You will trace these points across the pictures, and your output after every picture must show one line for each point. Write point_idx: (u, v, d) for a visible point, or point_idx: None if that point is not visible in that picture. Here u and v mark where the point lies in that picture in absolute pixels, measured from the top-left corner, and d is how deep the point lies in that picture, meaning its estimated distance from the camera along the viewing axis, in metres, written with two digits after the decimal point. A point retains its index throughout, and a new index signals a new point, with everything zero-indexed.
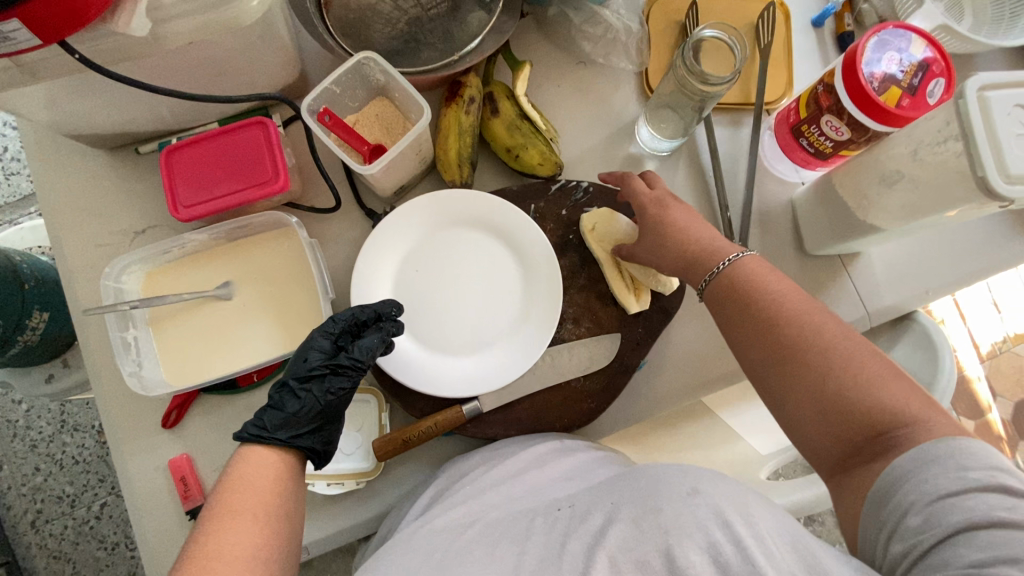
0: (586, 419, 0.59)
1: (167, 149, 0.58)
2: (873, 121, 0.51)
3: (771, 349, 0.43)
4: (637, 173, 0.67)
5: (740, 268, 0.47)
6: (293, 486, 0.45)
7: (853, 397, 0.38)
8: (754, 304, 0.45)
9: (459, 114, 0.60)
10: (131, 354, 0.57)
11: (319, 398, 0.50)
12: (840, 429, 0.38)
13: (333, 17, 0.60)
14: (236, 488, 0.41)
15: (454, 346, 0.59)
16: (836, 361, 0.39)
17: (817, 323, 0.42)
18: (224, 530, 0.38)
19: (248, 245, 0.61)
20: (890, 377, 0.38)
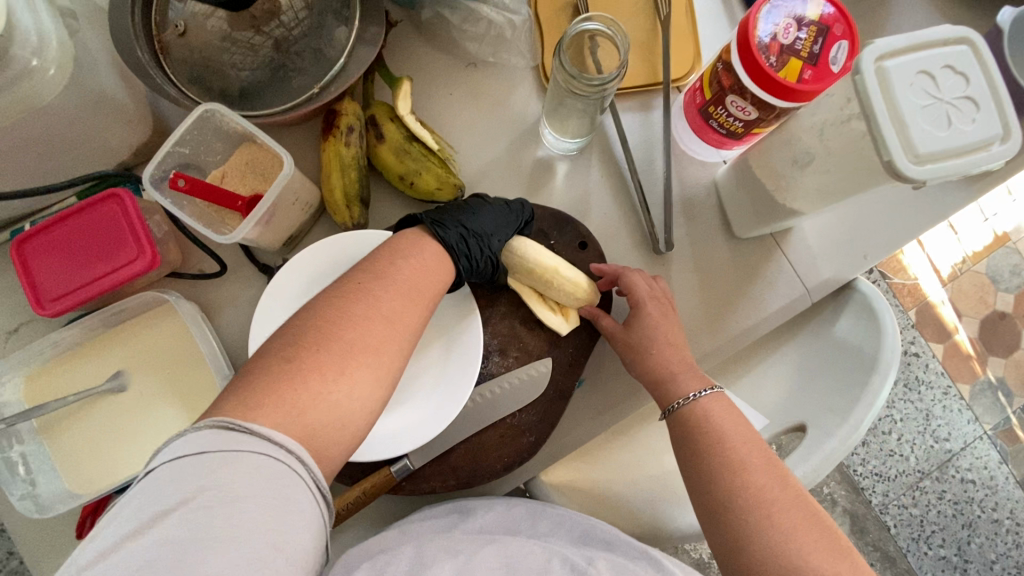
0: (527, 454, 0.55)
1: (17, 240, 0.52)
2: (776, 99, 0.46)
3: (729, 499, 0.44)
4: (549, 177, 0.62)
5: (709, 413, 0.48)
6: (436, 286, 0.45)
7: (805, 564, 0.40)
8: (720, 454, 0.46)
9: (338, 147, 0.54)
10: (20, 474, 0.52)
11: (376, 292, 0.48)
12: None
13: (175, 65, 0.53)
14: (391, 267, 0.43)
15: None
16: (791, 538, 0.41)
17: (778, 494, 0.43)
18: (355, 311, 0.39)
19: (131, 330, 0.55)
20: (833, 556, 0.41)
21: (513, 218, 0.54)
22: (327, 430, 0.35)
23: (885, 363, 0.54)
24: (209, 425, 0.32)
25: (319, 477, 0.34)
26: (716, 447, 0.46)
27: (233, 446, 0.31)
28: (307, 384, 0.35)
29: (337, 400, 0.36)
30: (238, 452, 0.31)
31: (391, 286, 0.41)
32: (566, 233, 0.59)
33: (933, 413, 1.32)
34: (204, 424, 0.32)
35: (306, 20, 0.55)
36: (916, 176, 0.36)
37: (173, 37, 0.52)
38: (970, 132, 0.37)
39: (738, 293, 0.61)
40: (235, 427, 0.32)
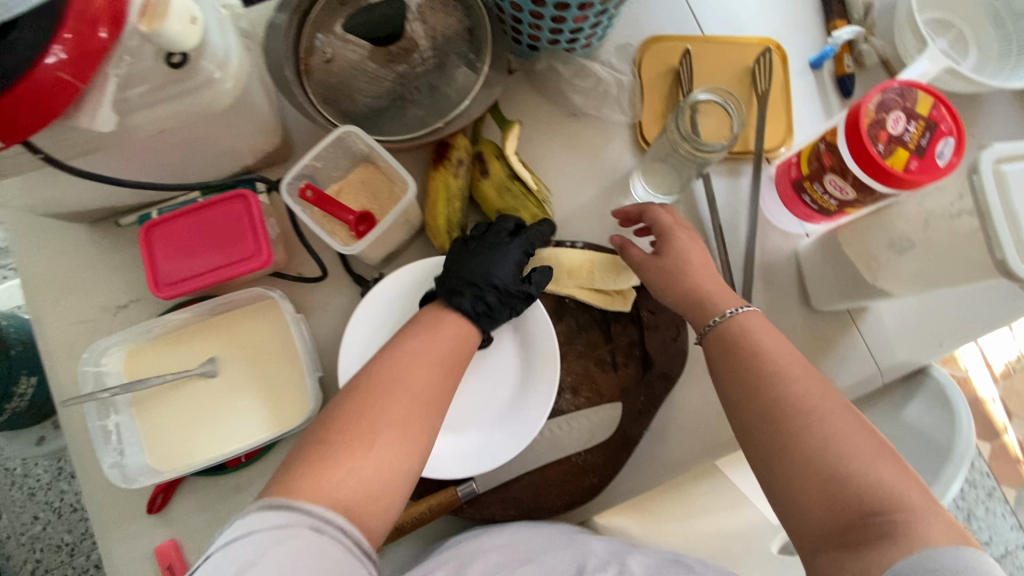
0: (588, 495, 0.56)
1: (148, 224, 0.57)
2: (878, 183, 0.48)
3: (765, 405, 0.41)
4: (634, 227, 0.65)
5: (747, 325, 0.46)
6: (460, 358, 0.46)
7: (846, 468, 0.36)
8: (755, 360, 0.43)
9: (446, 176, 0.58)
10: (113, 442, 0.55)
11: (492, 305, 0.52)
12: (827, 509, 0.35)
13: (314, 85, 0.58)
14: (423, 343, 0.44)
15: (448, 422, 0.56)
16: (830, 441, 0.37)
17: (825, 395, 0.40)
18: (386, 387, 0.40)
19: (232, 320, 0.59)
20: (882, 455, 0.36)
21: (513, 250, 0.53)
22: (361, 505, 0.36)
23: (959, 454, 0.53)
24: (255, 508, 0.34)
25: (364, 547, 0.35)
26: (756, 355, 0.44)
27: (278, 522, 0.33)
28: (338, 463, 0.36)
29: (368, 475, 0.37)
30: (285, 527, 0.33)
31: (422, 362, 0.43)
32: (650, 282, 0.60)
33: (974, 514, 1.27)
34: (252, 506, 0.34)
35: (432, 59, 0.59)
36: None
37: (316, 61, 0.57)
38: None
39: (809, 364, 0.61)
40: (275, 506, 0.34)
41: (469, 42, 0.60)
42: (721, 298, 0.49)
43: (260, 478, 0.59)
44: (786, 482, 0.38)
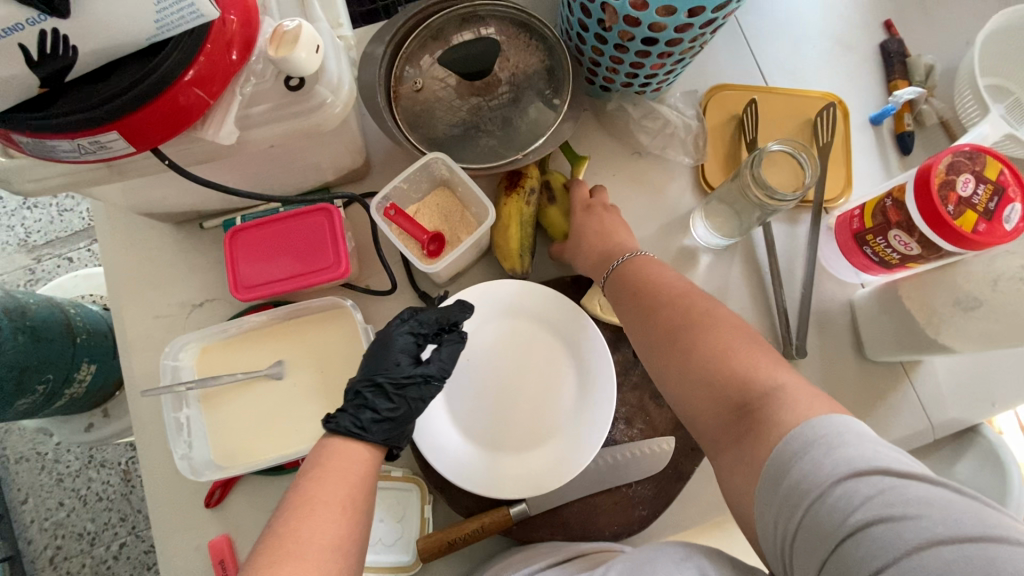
0: (636, 526, 0.56)
1: (233, 230, 0.60)
2: (945, 242, 0.50)
3: (659, 331, 0.47)
4: (691, 265, 0.66)
5: (637, 257, 0.55)
6: (366, 493, 0.44)
7: (731, 370, 0.42)
8: (641, 288, 0.51)
9: (519, 204, 0.60)
10: (183, 435, 0.57)
11: (411, 403, 0.50)
12: (718, 406, 0.42)
13: (401, 110, 0.61)
14: (318, 481, 0.42)
15: (500, 440, 0.57)
16: (721, 350, 0.43)
17: (695, 301, 0.48)
18: (293, 546, 0.38)
19: (302, 326, 0.61)
20: (751, 348, 0.43)
21: (400, 335, 0.52)
22: None
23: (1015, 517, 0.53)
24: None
25: None
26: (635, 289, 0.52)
27: None
28: None
29: None
30: None
31: (320, 505, 0.41)
32: None
33: None
34: None
35: (508, 94, 0.63)
36: None
37: (406, 89, 0.61)
38: None
39: (860, 413, 0.62)
40: None
41: (547, 80, 0.63)
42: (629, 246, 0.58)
43: None
44: (682, 389, 0.45)
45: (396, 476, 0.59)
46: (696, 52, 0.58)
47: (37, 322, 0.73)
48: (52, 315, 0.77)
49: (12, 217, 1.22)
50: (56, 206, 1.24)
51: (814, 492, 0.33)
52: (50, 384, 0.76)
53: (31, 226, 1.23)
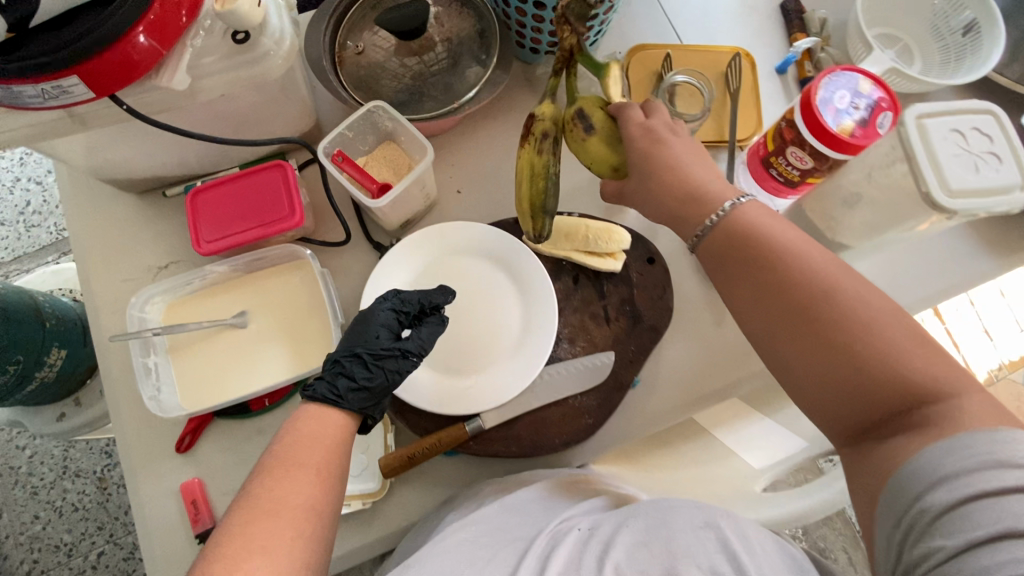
0: (584, 434, 0.61)
1: (193, 191, 0.64)
2: (830, 150, 0.56)
3: (780, 302, 0.43)
4: (624, 204, 0.73)
5: (752, 217, 0.47)
6: (336, 461, 0.45)
7: (881, 369, 0.37)
8: (758, 250, 0.45)
9: (532, 156, 0.54)
10: (151, 380, 0.61)
11: (389, 375, 0.53)
12: (863, 407, 0.38)
13: (346, 74, 0.67)
14: (291, 444, 0.45)
15: (459, 364, 0.62)
16: (873, 331, 0.38)
17: (842, 277, 0.41)
18: (264, 499, 0.40)
19: (262, 276, 0.65)
20: (915, 339, 0.38)
21: (382, 314, 0.57)
22: None
23: None
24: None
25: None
26: (759, 257, 0.45)
27: None
28: None
29: None
30: None
31: (291, 467, 0.42)
32: (640, 247, 0.67)
33: None
34: None
35: (446, 60, 0.69)
36: (948, 206, 0.45)
37: (350, 55, 0.67)
38: (994, 178, 0.46)
39: None
40: None
41: (479, 43, 0.69)
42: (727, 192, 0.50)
43: (280, 423, 0.63)
44: (812, 378, 0.41)
45: None
46: (607, 9, 0.64)
47: (5, 304, 0.76)
48: (21, 300, 0.80)
49: None
50: (24, 218, 1.26)
51: (948, 501, 0.31)
52: (21, 365, 0.78)
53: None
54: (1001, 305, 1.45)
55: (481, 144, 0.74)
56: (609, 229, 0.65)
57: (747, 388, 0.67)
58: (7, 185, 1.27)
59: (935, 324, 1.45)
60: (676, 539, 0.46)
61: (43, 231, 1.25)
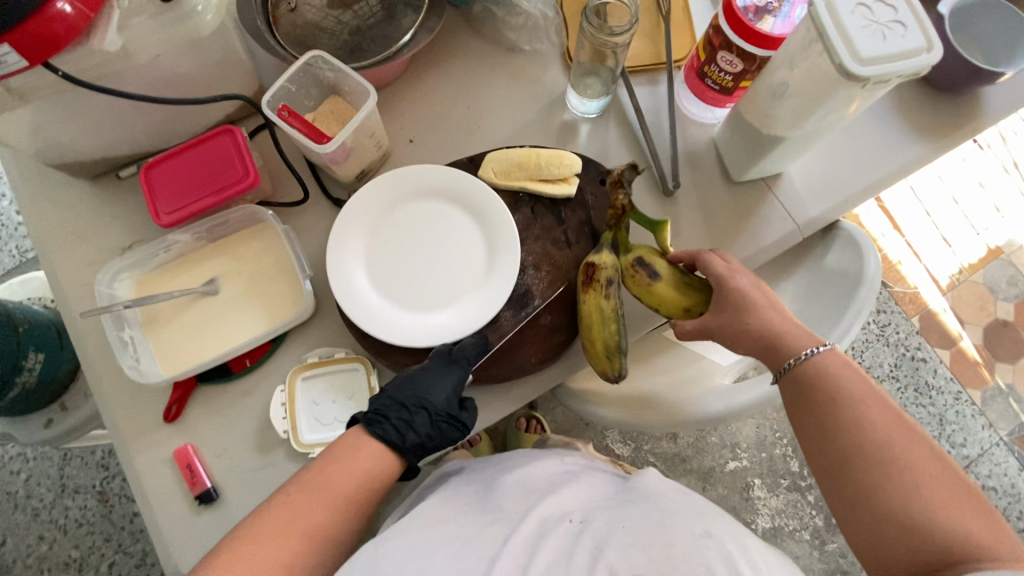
0: (558, 350, 0.64)
1: (146, 166, 0.64)
2: (754, 47, 0.60)
3: (855, 456, 0.48)
4: (574, 135, 0.75)
5: (828, 367, 0.52)
6: (371, 494, 0.55)
7: (937, 524, 0.43)
8: (832, 405, 0.51)
9: (598, 298, 0.59)
10: (129, 351, 0.62)
11: (442, 435, 0.60)
12: (902, 548, 0.44)
13: (282, 34, 0.68)
14: (335, 468, 0.54)
15: (426, 304, 0.64)
16: (927, 488, 0.45)
17: (890, 426, 0.48)
18: (283, 519, 0.50)
19: (227, 242, 0.66)
20: (943, 487, 0.45)
21: (450, 376, 0.59)
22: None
23: (870, 279, 0.64)
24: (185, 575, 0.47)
25: None
26: (829, 402, 0.51)
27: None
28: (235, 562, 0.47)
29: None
30: None
31: (322, 497, 0.52)
32: (591, 170, 0.69)
33: (945, 418, 1.41)
34: None
35: (381, 12, 0.70)
36: (860, 73, 0.48)
37: (283, 14, 0.68)
38: (901, 43, 0.48)
39: (737, 229, 0.71)
40: None
41: None
42: (800, 334, 0.54)
43: (263, 381, 0.65)
44: (875, 550, 0.46)
45: (338, 357, 0.64)
46: None
47: None
48: None
49: None
50: None
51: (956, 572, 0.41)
52: None
53: None
54: (956, 213, 1.51)
55: (427, 93, 0.75)
56: (560, 156, 0.67)
57: None
58: None
59: (896, 238, 1.51)
60: (677, 548, 0.54)
61: (1, 252, 1.23)
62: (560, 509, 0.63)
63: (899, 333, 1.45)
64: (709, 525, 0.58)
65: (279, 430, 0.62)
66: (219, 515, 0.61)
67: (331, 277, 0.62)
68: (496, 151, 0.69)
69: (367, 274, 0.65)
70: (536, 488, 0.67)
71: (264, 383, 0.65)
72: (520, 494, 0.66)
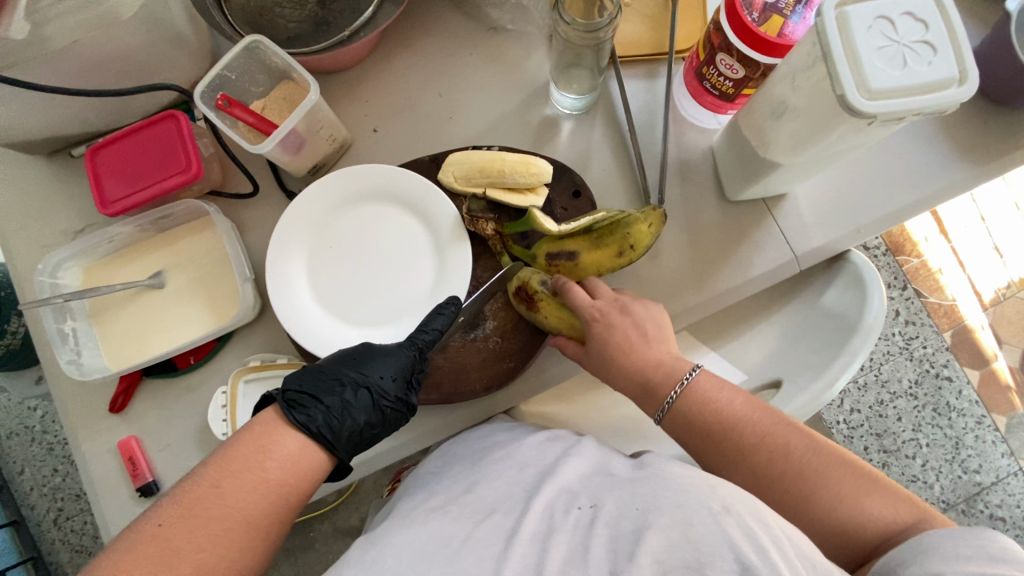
0: (506, 378, 0.60)
1: (91, 148, 0.61)
2: (756, 53, 0.50)
3: (754, 476, 0.51)
4: (554, 133, 0.67)
5: (703, 395, 0.54)
6: (305, 482, 0.48)
7: (847, 512, 0.47)
8: (717, 441, 0.52)
9: (550, 297, 0.58)
10: (69, 344, 0.62)
11: (383, 415, 0.53)
12: (836, 545, 0.47)
13: (234, 9, 0.62)
14: (227, 485, 0.44)
15: (363, 320, 0.62)
16: (822, 482, 0.48)
17: (776, 434, 0.51)
18: (168, 543, 0.42)
19: (175, 235, 0.65)
20: (831, 468, 0.49)
21: (398, 360, 0.54)
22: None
23: (867, 327, 0.56)
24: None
25: None
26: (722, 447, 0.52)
27: None
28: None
29: None
30: None
31: (218, 514, 0.43)
32: (562, 179, 0.63)
33: (963, 442, 1.31)
34: None
35: None
36: (865, 110, 0.39)
37: None
38: (923, 72, 0.39)
39: (726, 254, 0.63)
40: None
41: None
42: (674, 366, 0.56)
43: (207, 380, 0.64)
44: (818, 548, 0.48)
45: (281, 363, 0.63)
46: None
47: None
48: None
49: None
50: None
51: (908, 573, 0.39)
52: None
53: None
54: (1017, 220, 1.37)
55: (395, 77, 0.68)
56: (530, 163, 0.60)
57: (684, 324, 0.64)
58: None
59: (941, 243, 1.37)
60: (696, 527, 0.43)
61: None
62: (566, 493, 0.51)
63: (926, 348, 1.34)
64: (724, 497, 0.45)
65: (218, 432, 0.60)
66: None
67: (269, 283, 0.60)
68: (459, 152, 0.62)
69: (303, 283, 0.63)
70: (528, 466, 0.55)
71: (209, 381, 0.64)
72: (512, 476, 0.54)
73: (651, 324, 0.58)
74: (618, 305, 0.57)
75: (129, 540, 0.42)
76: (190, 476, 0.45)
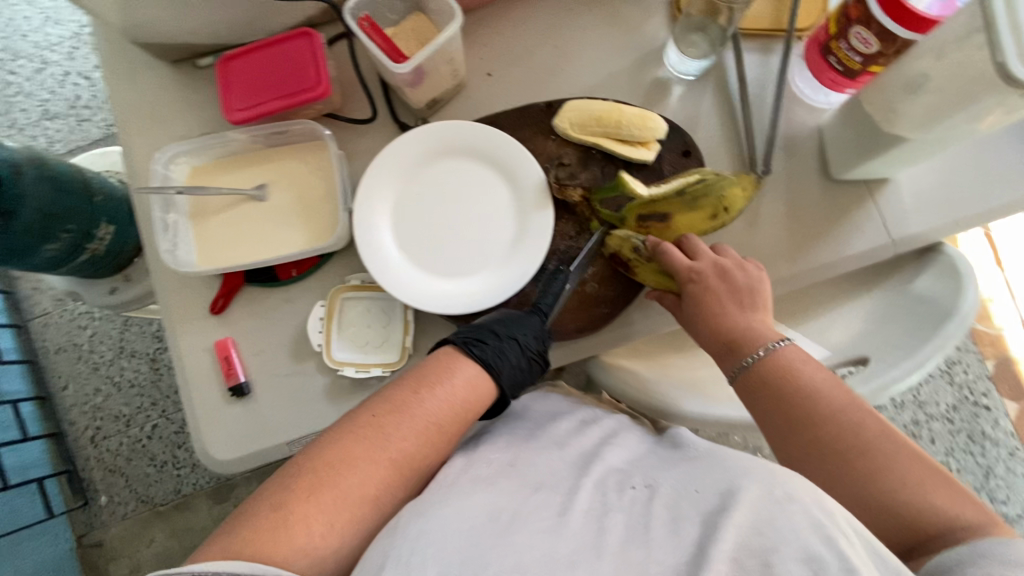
0: (599, 322, 0.63)
1: (225, 57, 0.64)
2: (898, 26, 0.52)
3: (819, 443, 0.48)
4: (665, 95, 0.68)
5: (789, 362, 0.52)
6: (465, 421, 0.51)
7: (911, 498, 0.43)
8: (790, 403, 0.50)
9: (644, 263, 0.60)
10: (169, 234, 0.65)
11: (529, 368, 0.57)
12: (893, 526, 0.44)
13: None
14: (425, 390, 0.50)
15: (447, 267, 0.65)
16: (891, 464, 0.45)
17: (850, 413, 0.48)
18: (329, 476, 0.44)
19: (282, 151, 0.67)
20: (907, 458, 0.45)
21: (534, 324, 0.58)
22: (292, 520, 0.42)
23: (962, 313, 0.57)
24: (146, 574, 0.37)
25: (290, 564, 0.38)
26: (795, 409, 0.50)
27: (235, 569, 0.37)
28: (292, 531, 0.41)
29: (303, 542, 0.41)
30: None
31: (373, 456, 0.46)
32: (672, 139, 0.64)
33: (993, 471, 1.30)
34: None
35: None
36: None
37: None
38: None
39: (823, 231, 0.64)
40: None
41: None
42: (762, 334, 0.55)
43: (305, 293, 0.66)
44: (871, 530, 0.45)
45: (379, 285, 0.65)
46: None
47: (55, 174, 0.79)
48: (71, 173, 0.83)
49: (36, 126, 1.27)
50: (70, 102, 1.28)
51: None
52: (72, 235, 0.82)
53: (54, 134, 1.27)
54: None
55: (517, 25, 0.70)
56: (646, 117, 0.62)
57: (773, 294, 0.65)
58: (60, 77, 1.28)
59: (993, 272, 1.37)
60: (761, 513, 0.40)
61: (66, 120, 1.28)
62: (616, 472, 0.49)
63: (967, 374, 1.33)
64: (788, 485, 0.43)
65: (313, 342, 0.64)
66: (246, 409, 0.64)
67: (358, 217, 0.63)
68: (577, 100, 0.65)
69: (392, 219, 0.65)
70: (570, 445, 0.54)
71: (306, 295, 0.66)
72: (558, 454, 0.52)
73: (741, 297, 0.57)
74: (716, 271, 0.58)
75: (299, 468, 0.45)
76: (354, 412, 0.49)
